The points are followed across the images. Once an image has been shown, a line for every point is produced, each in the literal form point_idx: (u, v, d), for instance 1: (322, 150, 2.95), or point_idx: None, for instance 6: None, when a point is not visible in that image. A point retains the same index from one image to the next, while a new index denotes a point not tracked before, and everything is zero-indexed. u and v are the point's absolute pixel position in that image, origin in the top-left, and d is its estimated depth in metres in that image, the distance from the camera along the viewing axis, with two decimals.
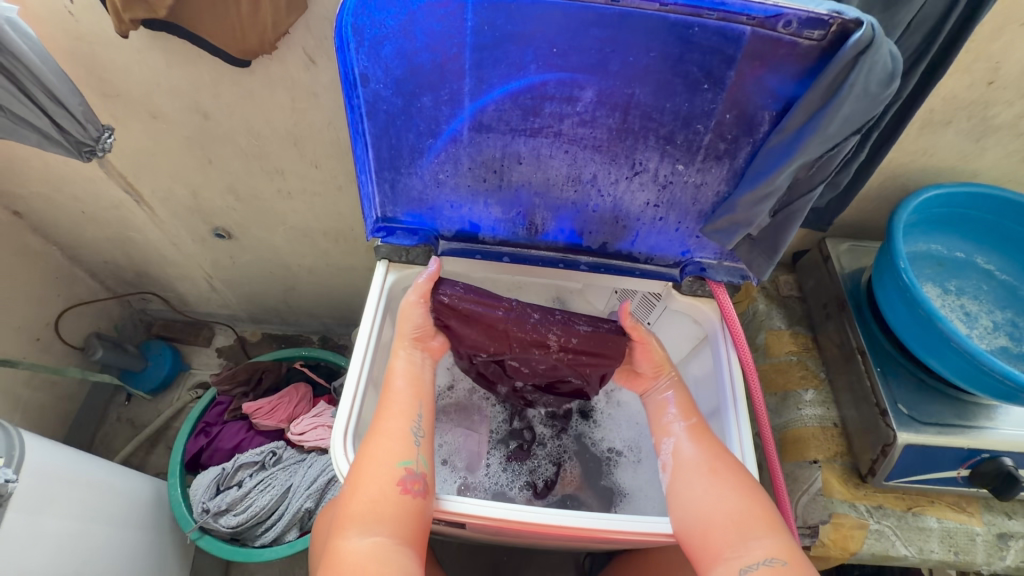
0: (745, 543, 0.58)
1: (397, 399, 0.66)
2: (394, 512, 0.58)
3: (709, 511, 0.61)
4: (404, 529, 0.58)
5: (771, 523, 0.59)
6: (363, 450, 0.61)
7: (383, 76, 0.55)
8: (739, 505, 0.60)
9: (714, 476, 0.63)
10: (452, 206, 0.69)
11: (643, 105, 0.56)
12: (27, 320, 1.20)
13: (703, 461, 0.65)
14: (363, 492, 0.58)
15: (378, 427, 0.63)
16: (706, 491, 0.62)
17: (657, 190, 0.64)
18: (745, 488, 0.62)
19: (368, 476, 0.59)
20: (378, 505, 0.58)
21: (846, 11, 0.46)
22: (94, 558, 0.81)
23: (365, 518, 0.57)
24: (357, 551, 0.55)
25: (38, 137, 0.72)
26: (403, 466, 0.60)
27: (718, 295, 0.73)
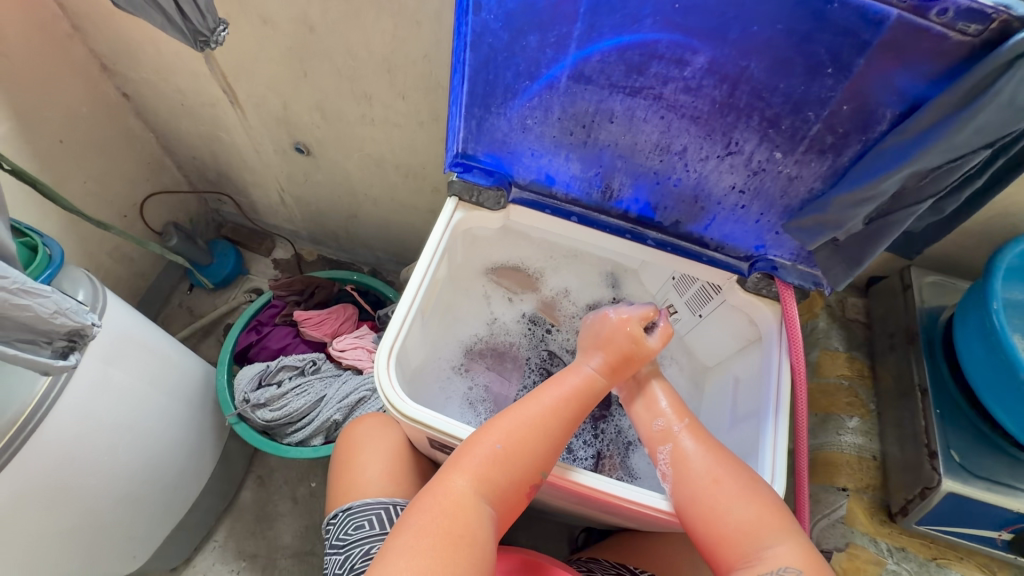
0: (759, 551, 0.58)
1: (566, 399, 0.67)
2: (508, 496, 0.61)
3: (714, 517, 0.60)
4: (503, 510, 0.61)
5: (785, 526, 0.59)
6: (536, 442, 0.63)
7: (496, 6, 0.54)
8: (750, 513, 0.59)
9: (716, 488, 0.61)
10: (533, 155, 0.69)
11: (755, 80, 0.53)
12: (117, 197, 1.29)
13: (703, 470, 0.63)
14: (489, 460, 0.61)
15: (550, 425, 0.64)
16: (709, 504, 0.61)
17: (746, 175, 0.62)
18: (752, 494, 0.60)
19: (507, 454, 0.61)
20: (490, 475, 0.60)
21: (1014, 6, 0.41)
22: (147, 418, 0.89)
23: (484, 481, 0.60)
24: (460, 497, 0.58)
25: (162, 20, 0.76)
26: (540, 475, 0.63)
27: (784, 297, 0.70)
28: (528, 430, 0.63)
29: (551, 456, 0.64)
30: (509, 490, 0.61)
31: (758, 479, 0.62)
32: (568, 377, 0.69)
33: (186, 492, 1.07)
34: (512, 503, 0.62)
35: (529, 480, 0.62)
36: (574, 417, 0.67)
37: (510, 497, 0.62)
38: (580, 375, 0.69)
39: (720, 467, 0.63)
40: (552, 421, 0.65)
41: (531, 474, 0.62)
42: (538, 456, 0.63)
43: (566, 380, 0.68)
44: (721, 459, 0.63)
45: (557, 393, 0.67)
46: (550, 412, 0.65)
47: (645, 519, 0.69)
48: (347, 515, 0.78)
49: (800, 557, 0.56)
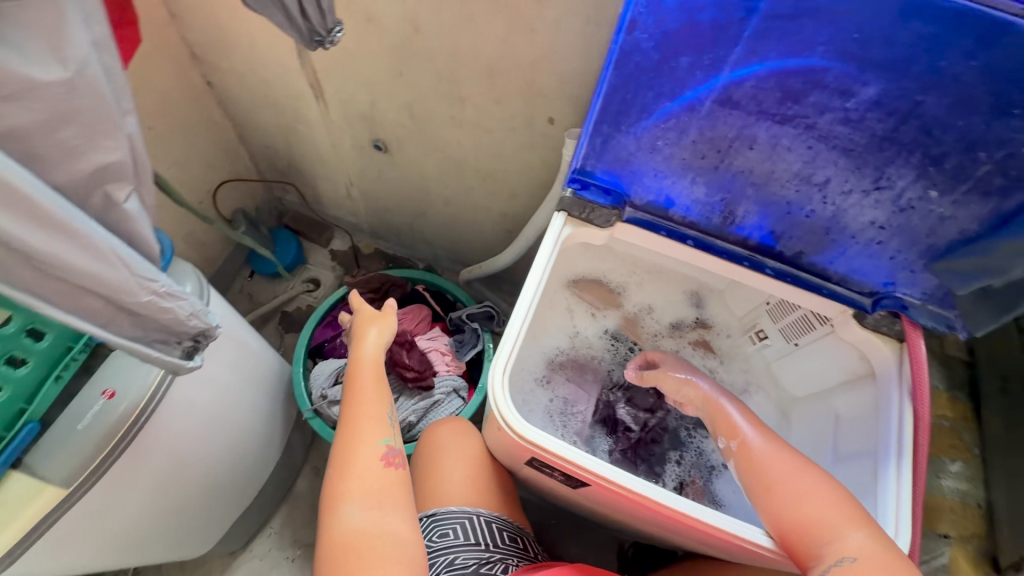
0: (828, 546, 0.55)
1: (364, 376, 0.71)
2: (384, 484, 0.62)
3: (782, 518, 0.59)
4: (394, 498, 0.62)
5: (855, 515, 0.57)
6: (366, 424, 0.66)
7: (653, 26, 0.53)
8: (806, 513, 0.58)
9: (769, 492, 0.61)
10: (655, 176, 0.66)
11: (927, 116, 0.51)
12: (194, 183, 1.30)
13: (763, 469, 0.63)
14: (352, 470, 0.62)
15: (367, 407, 0.67)
16: (766, 505, 0.60)
17: (892, 212, 0.59)
18: (819, 492, 0.59)
19: (358, 462, 0.62)
20: (359, 484, 0.61)
21: None
22: (232, 410, 0.90)
23: (364, 491, 0.60)
24: (356, 526, 0.58)
25: (282, 18, 0.72)
26: (385, 443, 0.65)
27: (910, 336, 0.67)
28: (353, 417, 0.66)
29: (379, 424, 0.66)
30: (382, 483, 0.62)
31: (822, 473, 0.61)
32: (357, 366, 0.72)
33: (255, 481, 1.08)
34: (396, 486, 0.62)
35: (379, 457, 0.64)
36: (384, 388, 0.70)
37: (389, 483, 0.62)
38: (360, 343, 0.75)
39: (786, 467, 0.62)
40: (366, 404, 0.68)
41: (376, 450, 0.64)
42: (370, 432, 0.65)
43: (357, 365, 0.72)
44: (789, 462, 0.62)
45: (352, 381, 0.70)
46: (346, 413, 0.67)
47: (754, 558, 0.66)
48: (432, 521, 0.78)
49: (868, 548, 0.54)
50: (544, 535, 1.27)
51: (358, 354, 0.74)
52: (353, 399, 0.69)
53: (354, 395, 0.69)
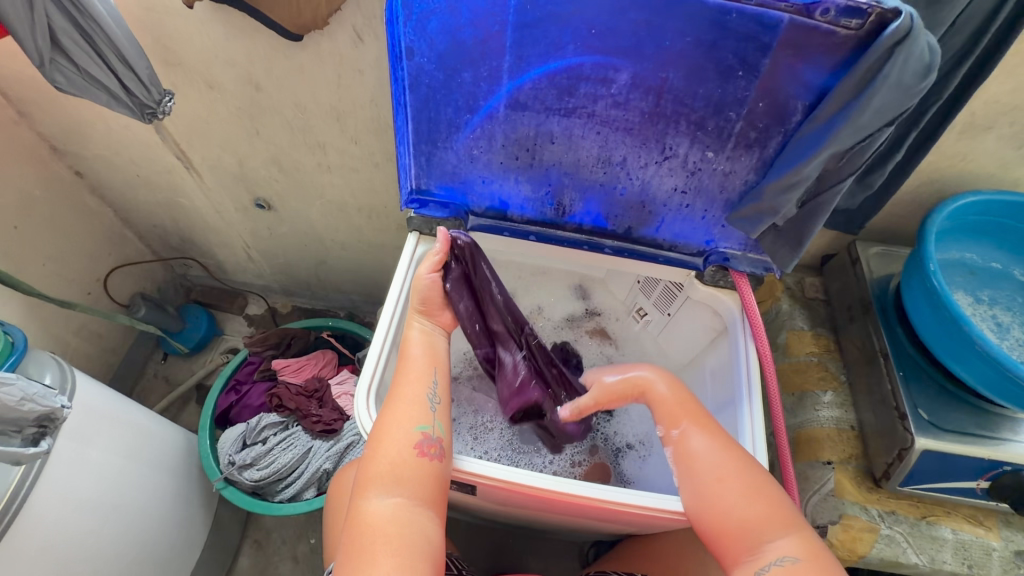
0: (762, 545, 0.56)
1: (410, 360, 0.66)
2: (413, 476, 0.58)
3: (718, 518, 0.59)
4: (423, 490, 0.58)
5: (788, 521, 0.57)
6: (406, 412, 0.61)
7: (428, 50, 0.58)
8: (753, 512, 0.58)
9: (721, 485, 0.60)
10: (484, 182, 0.71)
11: (676, 89, 0.57)
12: (78, 274, 1.27)
13: (710, 468, 0.61)
14: (384, 454, 0.59)
15: (404, 393, 0.63)
16: (712, 501, 0.60)
17: (685, 176, 0.65)
18: (757, 492, 0.59)
19: (392, 446, 0.59)
20: (384, 475, 0.57)
21: (886, 1, 0.46)
22: (131, 495, 0.86)
23: (393, 484, 0.57)
24: (380, 521, 0.55)
25: (108, 98, 0.78)
26: (422, 430, 0.60)
27: (740, 286, 0.73)
28: (402, 407, 0.62)
29: (421, 409, 0.62)
30: (404, 468, 0.58)
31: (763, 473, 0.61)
32: (406, 354, 0.67)
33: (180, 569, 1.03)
34: (420, 475, 0.58)
35: (413, 446, 0.59)
36: (426, 367, 0.65)
37: (413, 472, 0.58)
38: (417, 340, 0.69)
39: (731, 468, 0.61)
40: (407, 387, 0.63)
41: (411, 438, 0.60)
42: (409, 417, 0.61)
43: (404, 351, 0.68)
44: (730, 458, 0.62)
45: (404, 363, 0.66)
46: (404, 401, 0.62)
47: (644, 521, 0.67)
48: None
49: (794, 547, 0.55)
50: (504, 557, 1.22)
51: (408, 352, 0.67)
52: (403, 376, 0.65)
53: (404, 369, 0.65)
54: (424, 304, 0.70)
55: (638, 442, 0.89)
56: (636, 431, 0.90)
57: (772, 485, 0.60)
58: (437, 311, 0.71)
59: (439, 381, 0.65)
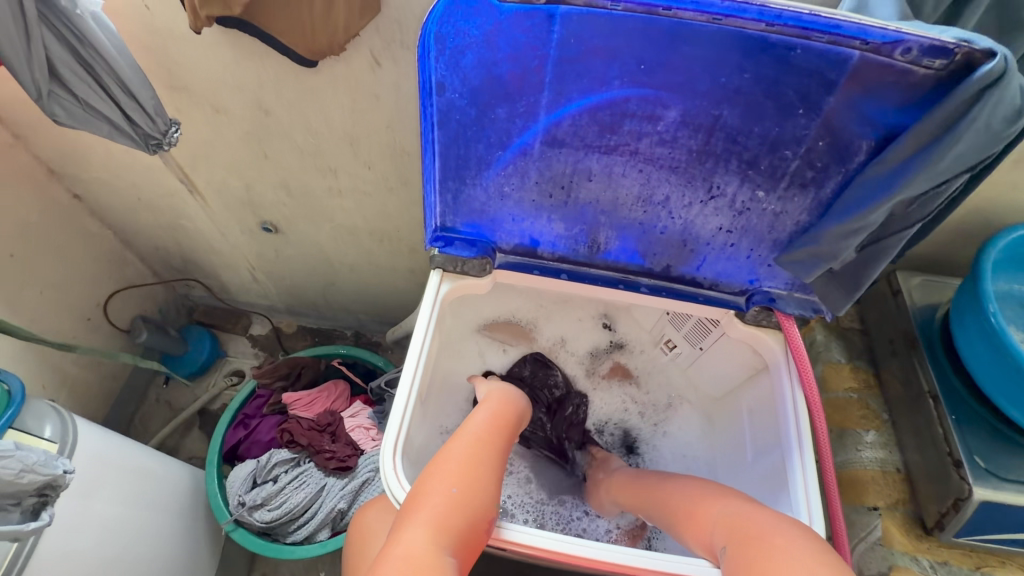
0: (727, 516, 0.58)
1: (482, 433, 0.65)
2: (462, 533, 0.55)
3: (679, 514, 0.64)
4: (463, 555, 0.54)
5: (727, 489, 0.62)
6: (480, 472, 0.60)
7: (460, 85, 0.54)
8: (698, 494, 0.64)
9: (671, 487, 0.68)
10: (514, 220, 0.67)
11: (729, 127, 0.53)
12: (77, 300, 1.23)
13: (661, 481, 0.71)
14: (444, 496, 0.56)
15: (479, 455, 0.62)
16: (667, 502, 0.67)
17: (732, 216, 0.61)
18: (706, 482, 0.66)
19: (454, 488, 0.57)
20: (440, 515, 0.54)
21: (975, 39, 0.42)
22: (135, 546, 0.82)
23: (440, 525, 0.54)
24: (415, 557, 0.51)
25: (109, 129, 0.73)
26: (490, 505, 0.58)
27: (785, 327, 0.69)
28: (474, 464, 0.60)
29: (493, 483, 0.60)
30: (463, 524, 0.55)
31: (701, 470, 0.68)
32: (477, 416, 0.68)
33: None
34: (469, 541, 0.55)
35: (478, 511, 0.57)
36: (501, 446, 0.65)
37: (464, 532, 0.55)
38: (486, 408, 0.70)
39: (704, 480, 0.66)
40: (477, 453, 0.62)
41: (480, 505, 0.57)
42: (484, 485, 0.59)
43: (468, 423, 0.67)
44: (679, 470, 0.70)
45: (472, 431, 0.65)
46: (475, 458, 0.61)
47: None
48: None
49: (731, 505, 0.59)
50: None
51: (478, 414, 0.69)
52: (467, 434, 0.65)
53: (470, 429, 0.66)
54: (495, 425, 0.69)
55: None
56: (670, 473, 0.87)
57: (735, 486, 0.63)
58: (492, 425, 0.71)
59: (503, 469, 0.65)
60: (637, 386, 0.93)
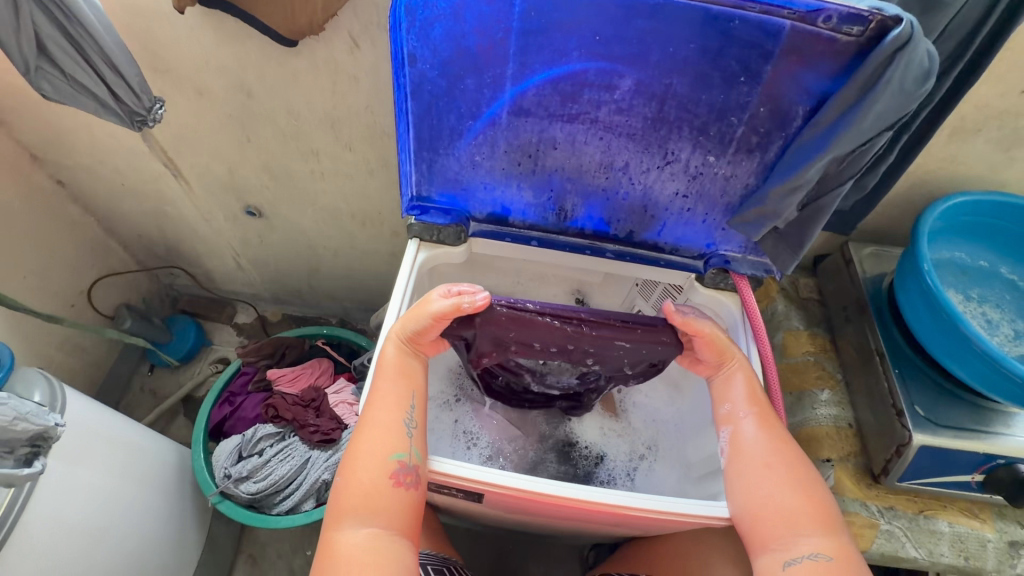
0: (794, 539, 0.59)
1: (387, 390, 0.66)
2: (383, 505, 0.60)
3: (760, 506, 0.61)
4: (399, 520, 0.61)
5: (827, 521, 0.60)
6: (383, 440, 0.62)
7: (431, 56, 0.58)
8: (793, 504, 0.61)
9: (766, 474, 0.63)
10: (486, 188, 0.71)
11: (679, 95, 0.58)
12: (60, 286, 1.24)
13: (759, 456, 0.64)
14: (355, 485, 0.61)
15: (381, 419, 0.64)
16: (753, 484, 0.63)
17: (687, 181, 0.66)
18: (800, 487, 0.62)
19: (363, 473, 0.61)
20: (354, 505, 0.60)
21: (886, 8, 0.48)
22: (123, 516, 0.84)
23: (355, 515, 0.59)
24: (358, 548, 0.58)
25: (95, 106, 0.75)
26: (397, 459, 0.61)
27: (741, 288, 0.75)
28: (378, 439, 0.62)
29: (398, 438, 0.63)
30: (380, 498, 0.60)
31: (808, 468, 0.64)
32: (379, 371, 0.68)
33: None
34: (395, 507, 0.60)
35: (389, 475, 0.61)
36: (399, 394, 0.66)
37: (387, 501, 0.60)
38: (392, 351, 0.68)
39: (784, 461, 0.64)
40: (386, 419, 0.64)
41: (387, 467, 0.61)
42: (387, 446, 0.62)
43: (377, 377, 0.67)
44: (784, 453, 0.65)
45: (380, 390, 0.66)
46: (382, 429, 0.63)
47: (654, 524, 0.67)
48: None
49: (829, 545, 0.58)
50: (505, 563, 1.21)
51: (381, 370, 0.68)
52: (375, 399, 0.65)
53: (376, 392, 0.66)
54: (416, 331, 0.68)
55: (646, 448, 0.89)
56: (640, 438, 0.89)
57: (834, 511, 0.61)
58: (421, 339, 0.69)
59: (416, 407, 0.66)
60: (613, 413, 0.91)
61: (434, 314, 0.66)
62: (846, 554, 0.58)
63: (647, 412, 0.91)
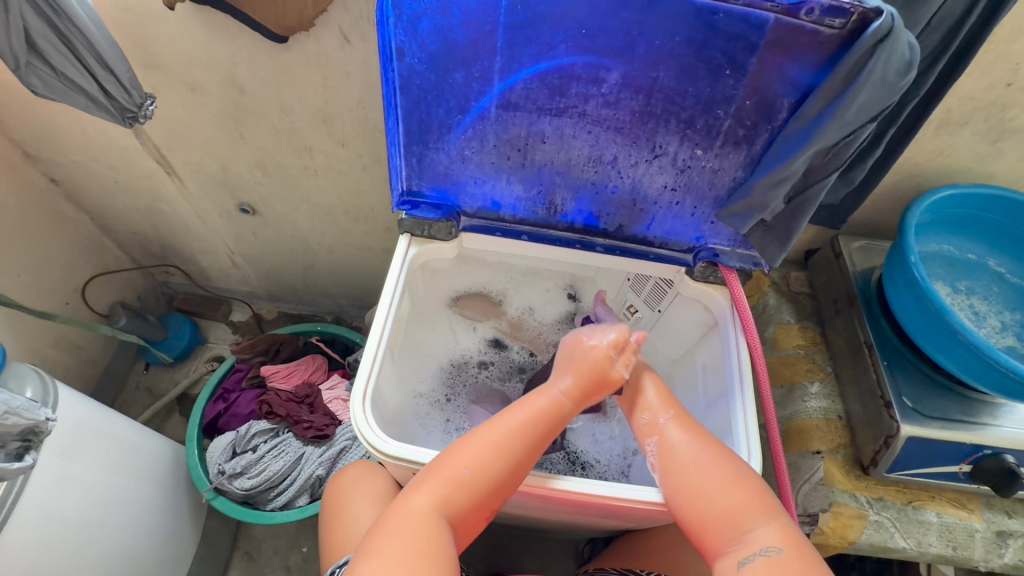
0: (744, 535, 0.57)
1: (535, 411, 0.65)
2: (467, 520, 0.60)
3: (700, 508, 0.60)
4: (462, 531, 0.60)
5: (770, 508, 0.58)
6: (508, 465, 0.61)
7: (419, 50, 0.58)
8: (731, 499, 0.59)
9: (698, 475, 0.61)
10: (476, 183, 0.71)
11: (666, 88, 0.58)
12: (54, 283, 1.24)
13: (688, 459, 0.62)
14: (465, 486, 0.60)
15: (518, 445, 0.62)
16: (692, 488, 0.61)
17: (675, 174, 0.66)
18: (736, 480, 0.60)
19: (478, 479, 0.60)
20: (457, 499, 0.59)
21: (868, 0, 0.48)
22: (118, 510, 0.84)
23: (448, 505, 0.58)
24: (422, 529, 0.56)
25: (86, 102, 0.76)
26: (506, 494, 0.62)
27: (729, 281, 0.75)
28: (505, 458, 0.61)
29: (523, 474, 0.62)
30: (473, 511, 0.60)
31: (735, 460, 0.62)
32: (536, 399, 0.66)
33: None
34: (473, 525, 0.61)
35: (491, 499, 0.61)
36: (542, 437, 0.64)
37: (467, 504, 0.60)
38: (549, 397, 0.66)
39: (712, 459, 0.62)
40: (511, 433, 0.63)
41: (499, 492, 0.61)
42: (510, 476, 0.61)
43: (538, 394, 0.66)
44: (709, 449, 0.63)
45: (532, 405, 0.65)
46: (510, 450, 0.62)
47: (643, 515, 0.68)
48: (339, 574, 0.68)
49: (781, 535, 0.56)
50: (500, 557, 1.21)
51: (533, 402, 0.65)
52: (520, 423, 0.64)
53: (514, 417, 0.64)
54: (599, 376, 0.66)
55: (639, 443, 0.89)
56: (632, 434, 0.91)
57: (773, 497, 0.59)
58: (597, 386, 0.66)
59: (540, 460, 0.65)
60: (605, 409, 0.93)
61: (591, 356, 0.67)
62: (795, 542, 0.55)
63: None
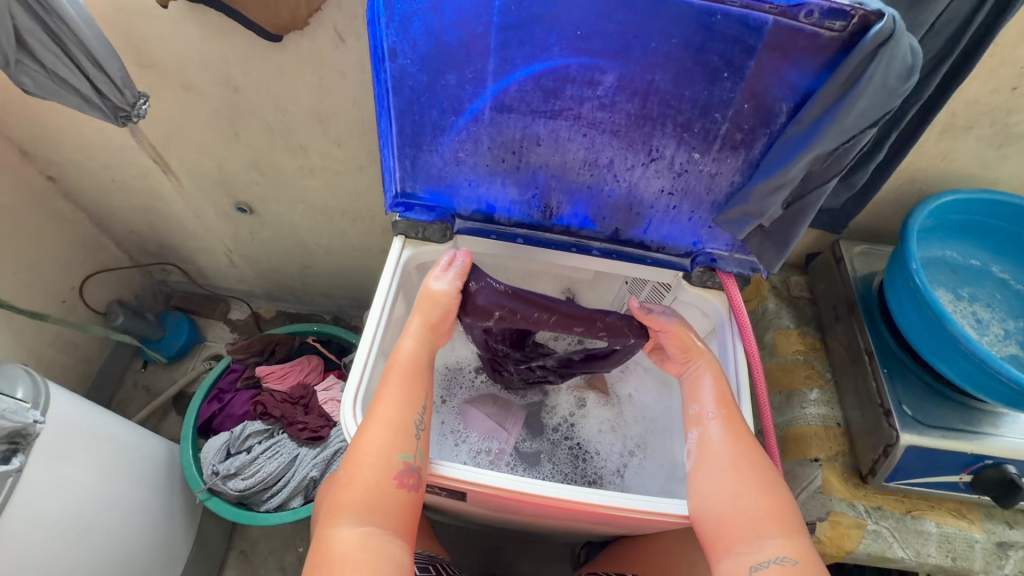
0: (761, 541, 0.57)
1: (396, 385, 0.64)
2: (387, 505, 0.58)
3: (725, 507, 0.59)
4: (395, 521, 0.58)
5: (789, 525, 0.58)
6: (392, 440, 0.60)
7: (411, 51, 0.57)
8: (761, 504, 0.59)
9: (735, 475, 0.61)
10: (470, 185, 0.71)
11: (662, 92, 0.57)
12: (51, 281, 1.23)
13: (726, 457, 0.62)
14: (360, 480, 0.58)
15: (392, 417, 0.62)
16: (726, 487, 0.60)
17: (672, 178, 0.65)
18: (766, 487, 0.60)
19: (364, 466, 0.59)
20: (355, 500, 0.57)
21: (869, 3, 0.47)
22: (109, 512, 0.84)
23: (353, 509, 0.57)
24: (349, 543, 0.55)
25: (78, 101, 0.75)
26: (403, 460, 0.60)
27: (728, 287, 0.74)
28: (383, 433, 0.60)
29: (405, 438, 0.61)
30: (381, 496, 0.58)
31: (770, 468, 0.62)
32: (392, 365, 0.66)
33: None
34: (397, 508, 0.58)
35: (392, 475, 0.59)
36: (409, 392, 0.64)
37: (390, 502, 0.58)
38: (404, 352, 0.67)
39: (744, 461, 0.62)
40: (393, 413, 0.62)
41: (391, 467, 0.59)
42: (392, 444, 0.60)
43: (389, 372, 0.65)
44: (748, 451, 0.63)
45: (388, 385, 0.64)
46: (388, 425, 0.61)
47: (637, 523, 0.67)
48: None
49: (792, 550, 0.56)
50: (496, 560, 1.21)
51: (393, 362, 0.66)
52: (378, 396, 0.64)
53: (383, 389, 0.64)
54: (438, 316, 0.70)
55: (634, 445, 0.89)
56: (630, 433, 0.90)
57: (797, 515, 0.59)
58: (441, 322, 0.71)
59: (427, 409, 0.65)
60: (605, 411, 0.92)
61: (440, 298, 0.70)
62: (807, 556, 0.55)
63: (638, 409, 0.91)
